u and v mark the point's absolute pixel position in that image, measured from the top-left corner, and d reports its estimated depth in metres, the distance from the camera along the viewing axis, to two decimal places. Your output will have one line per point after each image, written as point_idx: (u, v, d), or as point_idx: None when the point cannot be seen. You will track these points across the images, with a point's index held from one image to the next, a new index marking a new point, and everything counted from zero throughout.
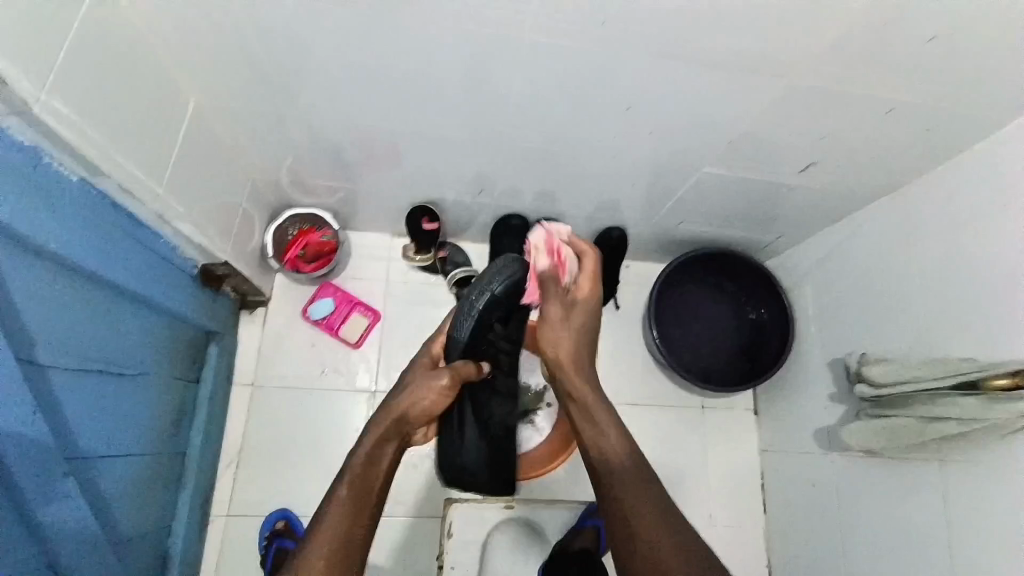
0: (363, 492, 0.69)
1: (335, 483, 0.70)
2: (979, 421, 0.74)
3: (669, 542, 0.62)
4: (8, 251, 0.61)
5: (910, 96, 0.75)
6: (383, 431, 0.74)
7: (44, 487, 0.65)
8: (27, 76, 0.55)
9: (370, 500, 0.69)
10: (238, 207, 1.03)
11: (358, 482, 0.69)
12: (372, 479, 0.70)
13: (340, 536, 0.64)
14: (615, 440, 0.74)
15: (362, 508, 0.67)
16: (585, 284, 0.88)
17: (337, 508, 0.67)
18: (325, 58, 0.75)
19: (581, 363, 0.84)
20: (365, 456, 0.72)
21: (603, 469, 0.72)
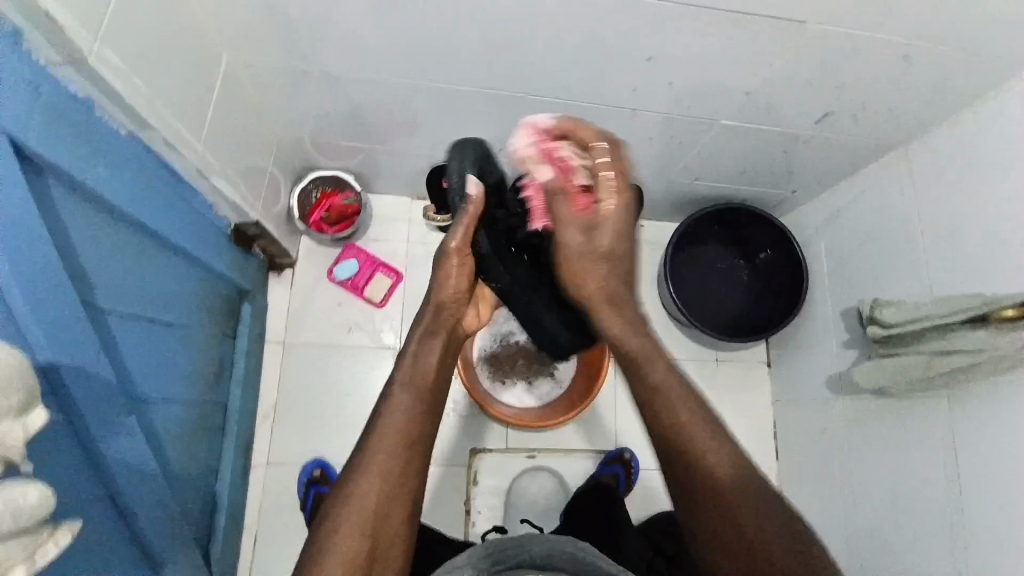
0: (418, 403, 0.68)
1: (386, 395, 0.69)
2: (987, 352, 0.76)
3: (726, 463, 0.62)
4: (67, 196, 0.67)
5: (936, 38, 0.73)
6: (427, 327, 0.75)
7: (107, 421, 0.72)
8: (84, 28, 0.59)
9: (428, 411, 0.68)
10: (265, 172, 1.08)
11: (414, 394, 0.68)
12: (426, 391, 0.69)
13: (403, 426, 0.65)
14: (668, 379, 0.67)
15: (418, 418, 0.67)
16: (607, 197, 0.71)
17: (393, 416, 0.66)
18: (348, 22, 0.77)
19: (618, 296, 0.73)
20: (415, 360, 0.71)
21: (662, 408, 0.66)
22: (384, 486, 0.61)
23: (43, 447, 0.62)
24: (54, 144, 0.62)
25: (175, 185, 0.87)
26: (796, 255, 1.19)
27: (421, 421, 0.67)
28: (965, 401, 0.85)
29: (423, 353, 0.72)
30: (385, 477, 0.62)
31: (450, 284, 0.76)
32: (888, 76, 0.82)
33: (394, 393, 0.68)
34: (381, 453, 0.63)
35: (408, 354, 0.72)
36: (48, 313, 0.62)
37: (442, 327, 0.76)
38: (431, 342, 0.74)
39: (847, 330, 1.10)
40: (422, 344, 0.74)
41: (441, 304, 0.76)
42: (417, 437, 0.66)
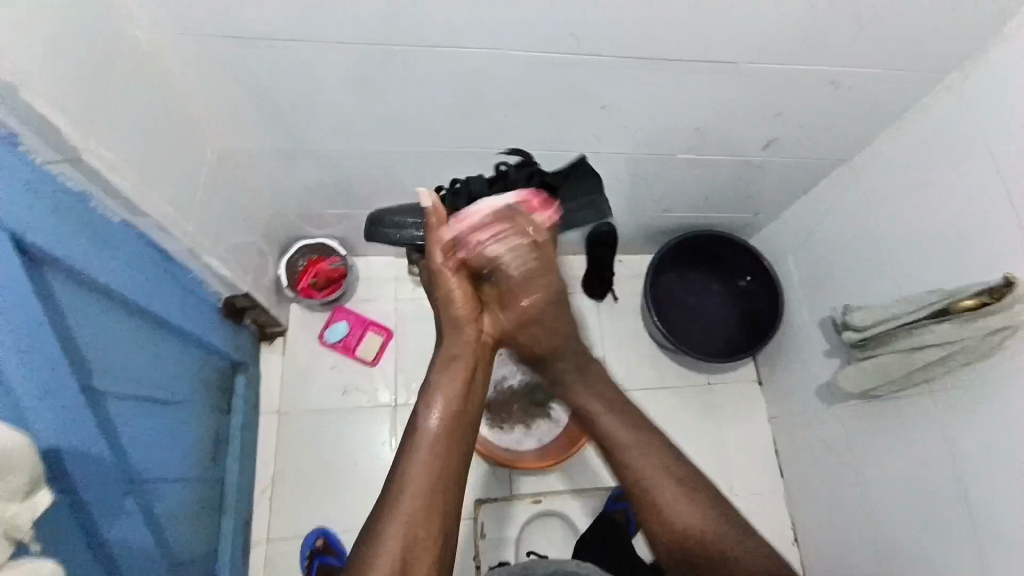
0: (440, 452, 0.72)
1: (413, 440, 0.73)
2: (953, 343, 0.81)
3: (733, 547, 0.70)
4: (68, 285, 0.70)
5: (852, 66, 0.82)
6: (451, 354, 0.80)
7: (108, 504, 0.72)
8: (76, 129, 0.64)
9: (452, 455, 0.73)
10: (253, 245, 1.12)
11: (437, 440, 0.73)
12: (450, 436, 0.74)
13: (430, 465, 0.71)
14: (651, 466, 0.76)
15: (440, 467, 0.71)
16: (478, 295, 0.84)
17: (418, 463, 0.71)
18: (324, 101, 0.83)
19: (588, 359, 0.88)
20: (438, 396, 0.76)
21: (640, 492, 0.75)
22: (409, 536, 0.66)
23: (47, 539, 0.62)
24: (53, 236, 0.66)
25: (167, 266, 0.90)
26: (769, 272, 1.24)
27: (444, 469, 0.72)
28: (949, 394, 0.88)
29: (446, 387, 0.76)
30: (411, 525, 0.67)
31: (455, 299, 0.80)
32: (821, 103, 0.90)
33: (419, 439, 0.72)
34: (408, 501, 0.68)
35: (431, 386, 0.77)
36: (49, 397, 0.64)
37: (464, 348, 0.80)
38: (455, 367, 0.79)
39: (828, 340, 1.14)
40: (448, 370, 0.79)
41: (456, 325, 0.81)
42: (440, 482, 0.70)
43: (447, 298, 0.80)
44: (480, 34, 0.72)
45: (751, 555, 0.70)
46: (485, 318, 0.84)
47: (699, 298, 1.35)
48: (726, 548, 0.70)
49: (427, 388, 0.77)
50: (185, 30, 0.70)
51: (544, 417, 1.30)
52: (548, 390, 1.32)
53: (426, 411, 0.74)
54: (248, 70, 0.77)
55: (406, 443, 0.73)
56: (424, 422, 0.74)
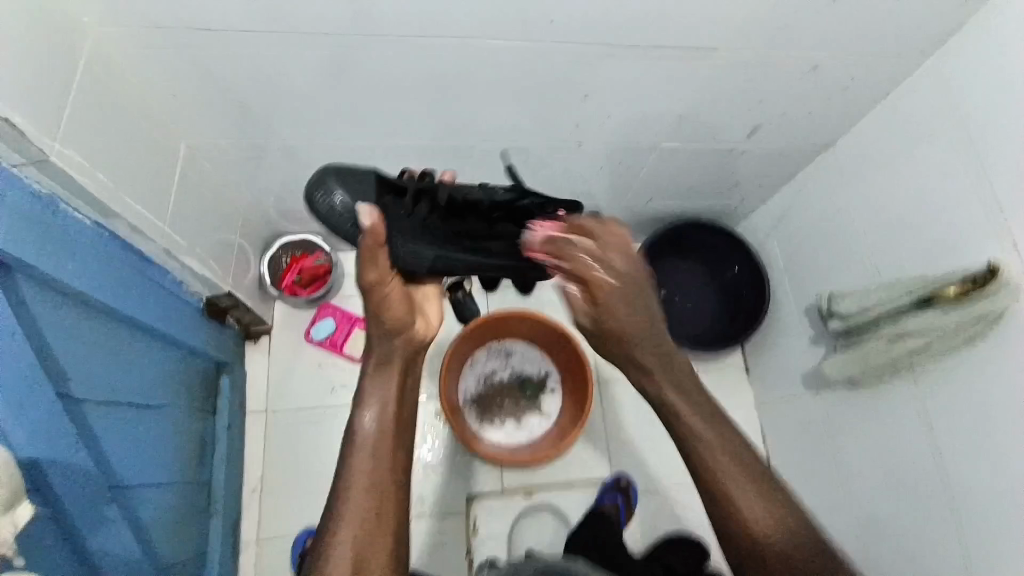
0: (383, 447, 0.67)
1: (351, 444, 0.67)
2: (935, 331, 0.82)
3: (786, 540, 0.60)
4: (39, 293, 0.68)
5: (830, 55, 0.82)
6: (380, 355, 0.71)
7: (93, 513, 0.71)
8: (43, 130, 0.61)
9: (396, 451, 0.67)
10: (234, 242, 1.09)
11: (380, 435, 0.67)
12: (394, 432, 0.68)
13: (370, 473, 0.65)
14: (707, 436, 0.65)
15: (386, 464, 0.66)
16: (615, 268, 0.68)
17: (358, 464, 0.65)
18: (301, 95, 0.81)
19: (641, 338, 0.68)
20: (375, 390, 0.70)
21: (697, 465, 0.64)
22: (359, 541, 0.62)
23: (30, 553, 0.61)
24: (27, 242, 0.64)
25: (143, 267, 0.88)
26: (755, 262, 1.25)
27: (391, 466, 0.66)
28: (932, 378, 0.89)
29: (382, 389, 0.70)
30: (360, 528, 0.62)
31: (392, 307, 0.71)
32: (805, 90, 0.90)
33: (356, 442, 0.66)
34: (354, 509, 0.63)
35: (365, 388, 0.70)
36: (27, 409, 0.62)
37: (397, 351, 0.72)
38: (389, 372, 0.71)
39: (813, 327, 1.15)
40: (380, 376, 0.71)
41: (389, 329, 0.72)
42: (389, 480, 0.65)
43: (379, 308, 0.71)
44: (458, 25, 0.71)
45: (802, 550, 0.60)
46: (421, 325, 0.75)
47: (686, 288, 1.35)
48: (775, 544, 0.60)
49: (363, 387, 0.71)
50: (153, 22, 0.67)
51: (534, 411, 1.29)
52: (536, 385, 1.31)
53: (359, 412, 0.68)
54: (222, 65, 0.75)
55: (345, 449, 0.67)
56: (361, 426, 0.68)
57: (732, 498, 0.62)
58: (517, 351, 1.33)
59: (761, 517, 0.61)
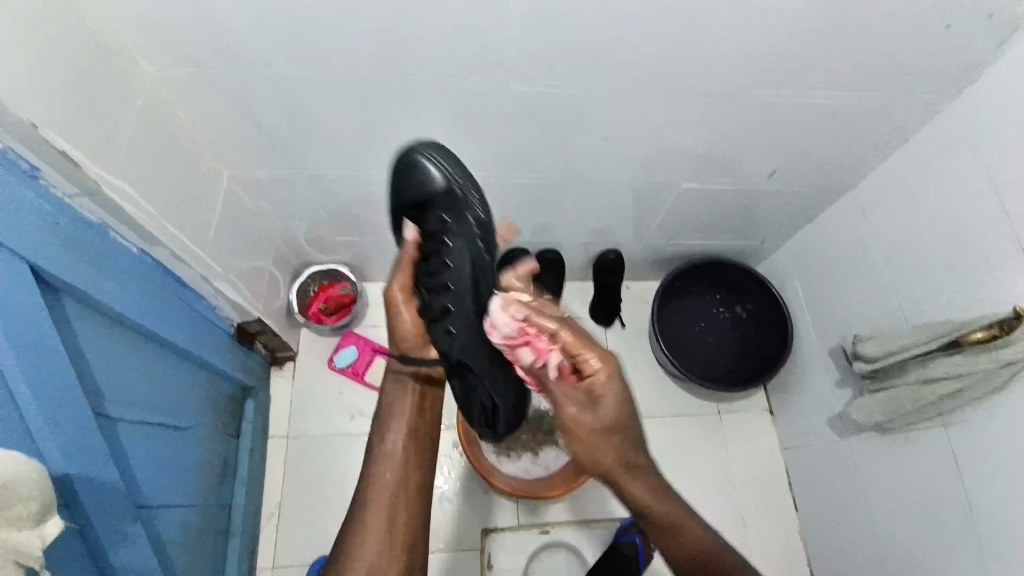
0: (399, 475, 0.79)
1: (375, 453, 0.81)
2: (968, 376, 0.79)
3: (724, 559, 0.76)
4: (83, 313, 0.73)
5: (846, 98, 0.83)
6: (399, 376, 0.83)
7: (116, 531, 0.73)
8: (96, 164, 0.67)
9: (412, 480, 0.79)
10: (265, 271, 1.14)
11: (397, 463, 0.80)
12: (410, 460, 0.80)
13: (390, 482, 0.78)
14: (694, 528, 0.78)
15: (400, 492, 0.78)
16: (589, 353, 0.70)
17: (377, 492, 0.78)
18: (332, 132, 0.86)
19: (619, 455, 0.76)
20: (392, 417, 0.82)
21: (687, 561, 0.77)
22: (375, 559, 0.74)
23: (58, 563, 0.63)
24: (74, 267, 0.70)
25: (181, 292, 0.93)
26: (778, 300, 1.23)
27: (403, 496, 0.78)
28: (964, 426, 0.86)
29: (399, 409, 0.82)
30: (380, 546, 0.74)
31: (403, 334, 0.81)
32: (824, 131, 0.91)
33: (383, 452, 0.80)
34: (369, 519, 0.76)
35: (385, 403, 0.83)
36: (63, 425, 0.65)
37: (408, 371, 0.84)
38: (402, 388, 0.83)
39: (838, 369, 1.12)
40: (397, 390, 0.84)
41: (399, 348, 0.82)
42: (404, 490, 0.78)
43: (395, 331, 0.81)
44: (482, 68, 0.75)
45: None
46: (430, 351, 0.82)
47: (707, 326, 1.33)
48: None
49: (384, 410, 0.83)
50: (202, 67, 0.74)
51: (551, 445, 1.28)
52: (555, 418, 1.30)
53: (383, 429, 0.81)
54: (261, 105, 0.81)
55: (370, 456, 0.81)
56: (384, 440, 0.81)
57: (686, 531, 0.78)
58: None
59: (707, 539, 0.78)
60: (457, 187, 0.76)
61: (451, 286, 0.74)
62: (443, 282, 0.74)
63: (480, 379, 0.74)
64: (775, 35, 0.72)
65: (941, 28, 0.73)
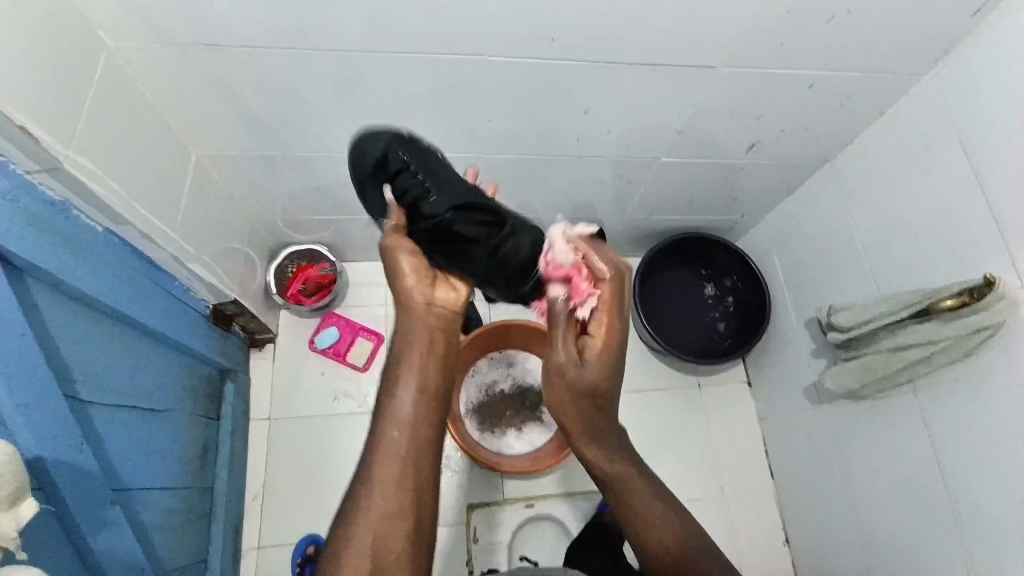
0: (409, 439, 0.64)
1: (382, 418, 0.65)
2: (937, 343, 0.82)
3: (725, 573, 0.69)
4: (49, 295, 0.70)
5: (825, 71, 0.84)
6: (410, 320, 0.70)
7: (96, 515, 0.72)
8: (57, 138, 0.64)
9: (425, 449, 0.65)
10: (241, 251, 1.12)
11: (406, 425, 0.65)
12: (421, 422, 0.65)
13: (401, 455, 0.64)
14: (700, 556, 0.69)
15: (412, 470, 0.64)
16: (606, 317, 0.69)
17: (383, 458, 0.63)
18: (306, 107, 0.83)
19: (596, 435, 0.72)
20: (402, 370, 0.67)
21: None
22: (379, 537, 0.60)
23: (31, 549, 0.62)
24: (38, 246, 0.67)
25: (152, 273, 0.90)
26: (756, 275, 1.25)
27: (414, 467, 0.64)
28: (933, 392, 0.89)
29: (411, 363, 0.67)
30: (380, 524, 0.61)
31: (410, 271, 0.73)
32: (803, 105, 0.91)
33: (393, 418, 0.65)
34: (381, 494, 0.62)
35: (396, 355, 0.69)
36: (34, 408, 0.64)
37: (419, 321, 0.70)
38: (409, 335, 0.69)
39: (814, 339, 1.15)
40: (406, 339, 0.69)
41: (402, 304, 0.71)
42: (417, 467, 0.64)
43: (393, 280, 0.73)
44: (462, 39, 0.73)
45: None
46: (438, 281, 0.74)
47: (687, 302, 1.35)
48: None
49: (394, 361, 0.68)
50: (166, 38, 0.70)
51: (535, 421, 1.30)
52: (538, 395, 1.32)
53: (391, 389, 0.66)
54: (232, 78, 0.77)
55: (376, 422, 0.66)
56: (391, 402, 0.65)
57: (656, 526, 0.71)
58: (519, 361, 1.34)
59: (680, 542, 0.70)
60: (408, 136, 0.84)
61: (425, 177, 0.79)
62: (417, 175, 0.79)
63: (481, 259, 0.75)
64: (758, 6, 0.72)
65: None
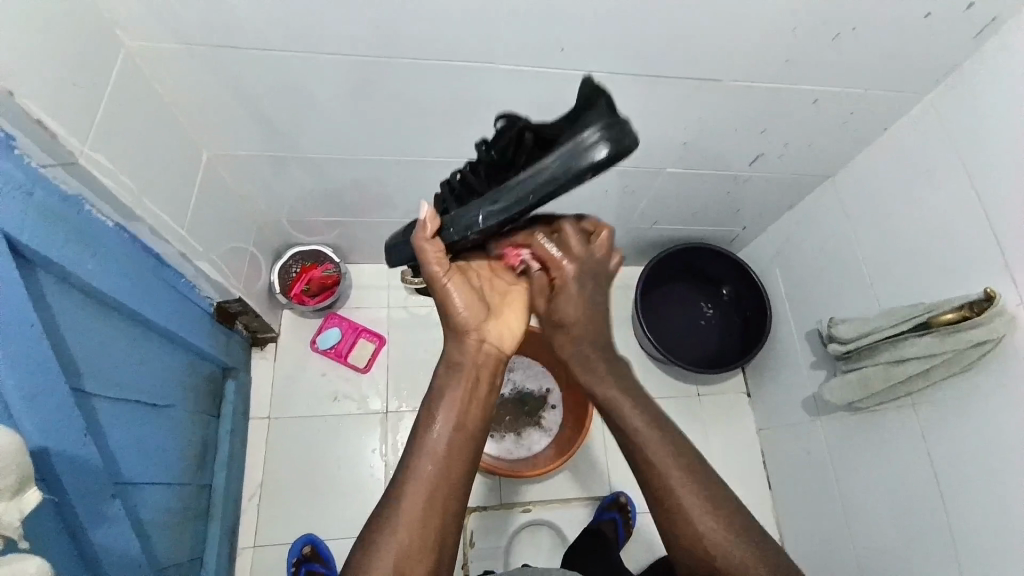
0: (441, 474, 0.63)
1: (416, 445, 0.65)
2: (936, 357, 0.83)
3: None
4: (59, 289, 0.71)
5: (830, 86, 0.85)
6: (452, 357, 0.71)
7: (95, 507, 0.72)
8: (73, 134, 0.65)
9: (452, 488, 0.63)
10: (247, 250, 1.12)
11: (442, 459, 0.64)
12: (450, 458, 0.65)
13: (432, 480, 0.63)
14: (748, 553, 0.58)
15: (444, 493, 0.63)
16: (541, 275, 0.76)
17: (416, 488, 0.62)
18: (318, 109, 0.84)
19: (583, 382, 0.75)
20: (441, 404, 0.67)
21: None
22: (400, 571, 0.58)
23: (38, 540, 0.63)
24: (51, 239, 0.68)
25: (160, 270, 0.91)
26: (757, 286, 1.25)
27: (444, 504, 0.62)
28: (931, 407, 0.90)
29: (451, 396, 0.68)
30: (403, 556, 0.59)
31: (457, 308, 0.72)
32: (806, 120, 0.92)
33: (426, 444, 0.65)
34: (407, 512, 0.61)
35: (435, 389, 0.69)
36: (39, 400, 0.64)
37: (466, 355, 0.71)
38: (453, 373, 0.70)
39: (814, 352, 1.15)
40: (448, 376, 0.70)
41: (455, 333, 0.73)
42: (444, 492, 0.63)
43: (447, 309, 0.73)
44: (474, 47, 0.74)
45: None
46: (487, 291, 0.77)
47: (688, 311, 1.36)
48: None
49: (433, 394, 0.69)
50: (183, 38, 0.71)
51: (533, 426, 1.30)
52: (537, 401, 1.32)
53: (428, 419, 0.67)
54: (244, 78, 0.78)
55: (409, 450, 0.65)
56: (428, 432, 0.66)
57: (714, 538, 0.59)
58: (519, 366, 1.35)
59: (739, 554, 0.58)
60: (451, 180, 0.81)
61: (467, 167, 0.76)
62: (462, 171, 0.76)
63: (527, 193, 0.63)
64: (766, 21, 0.73)
65: (922, 19, 0.74)
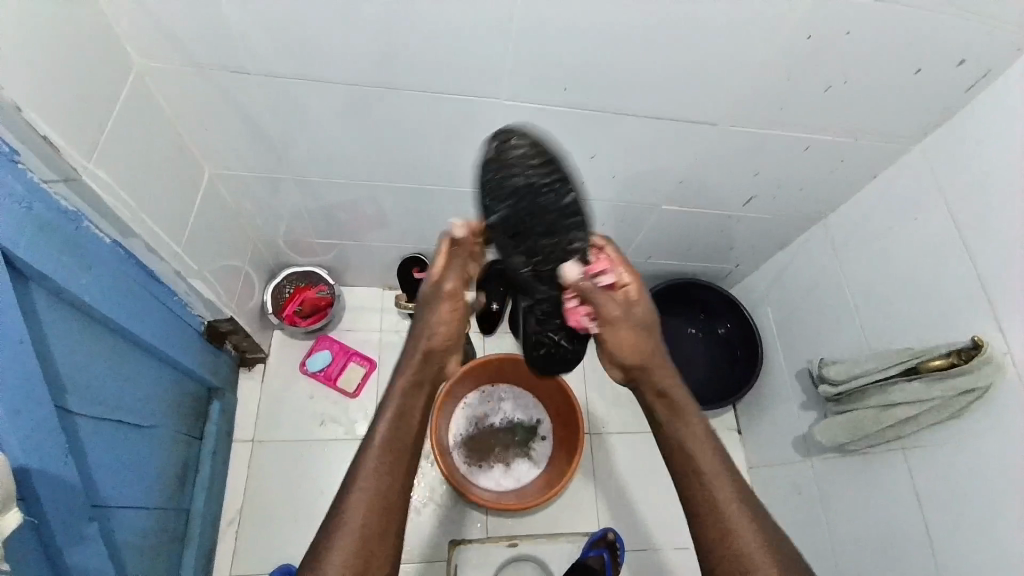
0: (386, 480, 0.68)
1: (361, 454, 0.70)
2: (926, 401, 0.84)
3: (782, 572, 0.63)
4: (50, 303, 0.70)
5: (821, 134, 0.88)
6: (414, 375, 0.76)
7: (73, 529, 0.70)
8: (77, 150, 0.65)
9: (393, 499, 0.68)
10: (241, 269, 1.12)
11: (384, 468, 0.69)
12: (387, 473, 0.68)
13: (382, 484, 0.68)
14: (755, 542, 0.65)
15: (390, 496, 0.68)
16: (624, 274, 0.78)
17: (364, 493, 0.67)
18: (322, 131, 0.85)
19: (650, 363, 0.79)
20: (394, 416, 0.73)
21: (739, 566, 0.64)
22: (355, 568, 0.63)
23: (17, 560, 0.60)
24: (46, 254, 0.67)
25: (153, 287, 0.90)
26: (748, 322, 1.27)
27: (386, 517, 0.66)
28: (921, 451, 0.90)
29: (405, 408, 0.74)
30: (354, 567, 0.63)
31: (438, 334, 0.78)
32: (799, 163, 0.95)
33: (369, 453, 0.69)
34: (353, 519, 0.65)
35: (389, 401, 0.74)
36: (23, 416, 0.62)
37: (427, 374, 0.77)
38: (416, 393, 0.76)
39: (804, 392, 1.16)
40: (409, 394, 0.75)
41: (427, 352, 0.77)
42: (390, 500, 0.67)
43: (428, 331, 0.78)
44: (479, 81, 0.76)
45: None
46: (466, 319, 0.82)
47: (680, 345, 1.36)
48: None
49: (388, 407, 0.73)
50: (193, 60, 0.73)
51: (523, 456, 1.28)
52: (527, 430, 1.31)
53: (373, 428, 0.72)
54: (252, 103, 0.80)
55: (356, 459, 0.70)
56: (372, 440, 0.71)
57: (718, 504, 0.68)
58: (508, 395, 1.33)
59: (749, 539, 0.65)
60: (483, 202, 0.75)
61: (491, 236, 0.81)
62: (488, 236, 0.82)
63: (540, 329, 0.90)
64: (761, 69, 0.76)
65: (912, 73, 0.77)
